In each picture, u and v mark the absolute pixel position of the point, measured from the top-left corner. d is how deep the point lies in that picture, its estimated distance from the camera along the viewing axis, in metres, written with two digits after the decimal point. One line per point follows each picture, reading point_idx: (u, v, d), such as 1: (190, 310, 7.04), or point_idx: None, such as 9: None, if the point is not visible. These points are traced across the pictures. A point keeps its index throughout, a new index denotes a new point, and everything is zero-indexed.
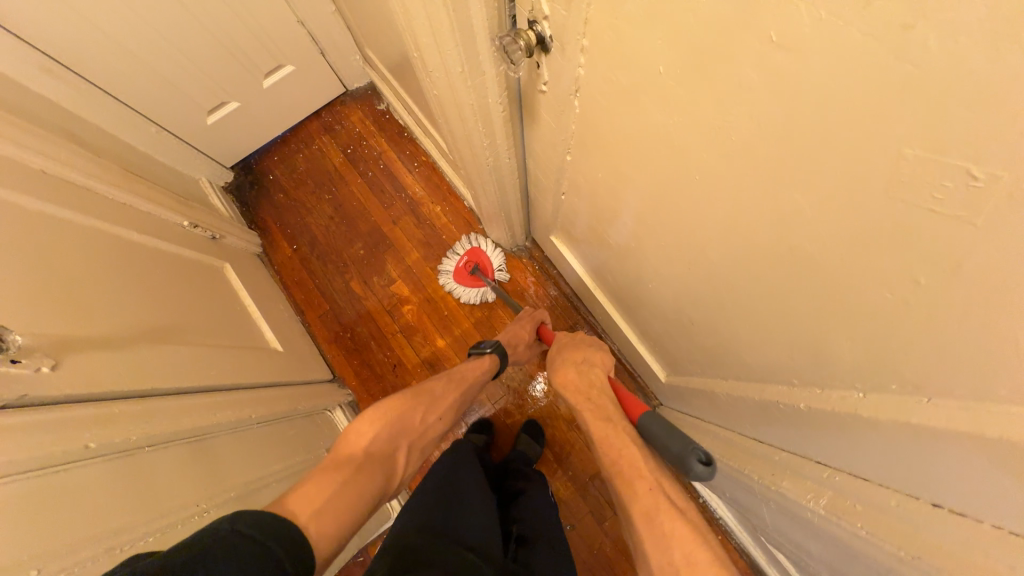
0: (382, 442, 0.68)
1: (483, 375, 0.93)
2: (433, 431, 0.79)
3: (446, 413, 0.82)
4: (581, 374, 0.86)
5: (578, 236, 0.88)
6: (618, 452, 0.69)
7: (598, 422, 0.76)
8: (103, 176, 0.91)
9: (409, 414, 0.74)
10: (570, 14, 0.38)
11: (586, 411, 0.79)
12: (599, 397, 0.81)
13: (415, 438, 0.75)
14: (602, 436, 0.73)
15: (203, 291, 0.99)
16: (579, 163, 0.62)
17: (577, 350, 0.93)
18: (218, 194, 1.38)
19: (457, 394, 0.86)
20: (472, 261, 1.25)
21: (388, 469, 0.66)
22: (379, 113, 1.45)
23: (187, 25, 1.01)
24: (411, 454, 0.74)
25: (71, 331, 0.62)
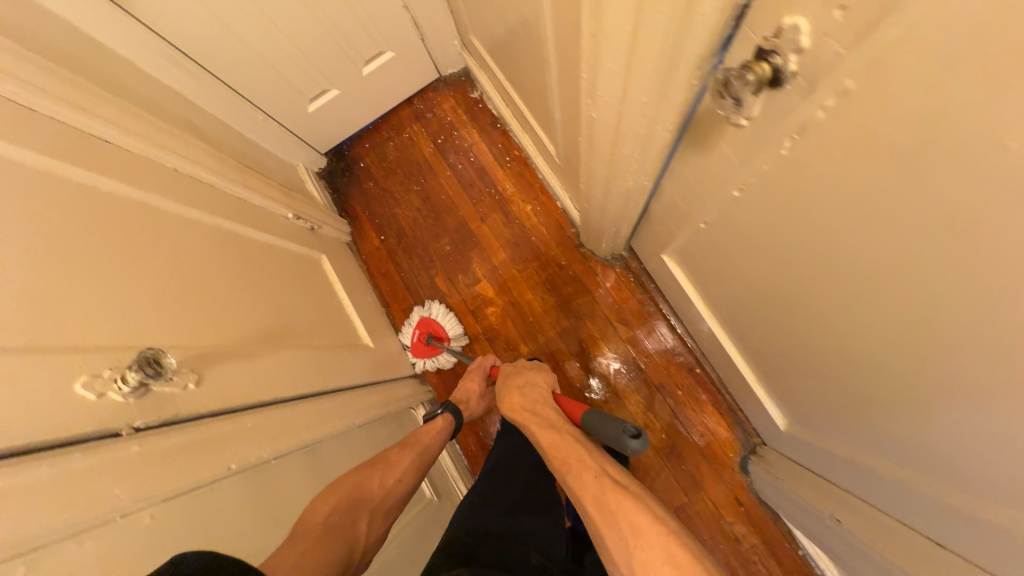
0: (340, 514, 0.61)
1: (438, 436, 0.87)
2: (397, 498, 0.71)
3: (407, 475, 0.74)
4: (525, 395, 0.83)
5: (704, 264, 0.79)
6: (564, 451, 0.65)
7: (544, 429, 0.72)
8: (222, 171, 0.93)
9: (362, 481, 0.67)
10: (850, 54, 0.29)
11: (530, 422, 0.76)
12: (543, 409, 0.78)
13: (375, 504, 0.66)
14: (549, 444, 0.68)
15: (305, 287, 1.01)
16: (750, 201, 0.52)
17: (517, 375, 0.91)
18: (313, 181, 1.40)
19: (414, 454, 0.79)
20: (425, 332, 1.24)
21: (352, 534, 0.59)
22: (471, 101, 1.39)
23: (300, 11, 0.99)
24: (375, 525, 0.65)
25: (206, 342, 0.63)
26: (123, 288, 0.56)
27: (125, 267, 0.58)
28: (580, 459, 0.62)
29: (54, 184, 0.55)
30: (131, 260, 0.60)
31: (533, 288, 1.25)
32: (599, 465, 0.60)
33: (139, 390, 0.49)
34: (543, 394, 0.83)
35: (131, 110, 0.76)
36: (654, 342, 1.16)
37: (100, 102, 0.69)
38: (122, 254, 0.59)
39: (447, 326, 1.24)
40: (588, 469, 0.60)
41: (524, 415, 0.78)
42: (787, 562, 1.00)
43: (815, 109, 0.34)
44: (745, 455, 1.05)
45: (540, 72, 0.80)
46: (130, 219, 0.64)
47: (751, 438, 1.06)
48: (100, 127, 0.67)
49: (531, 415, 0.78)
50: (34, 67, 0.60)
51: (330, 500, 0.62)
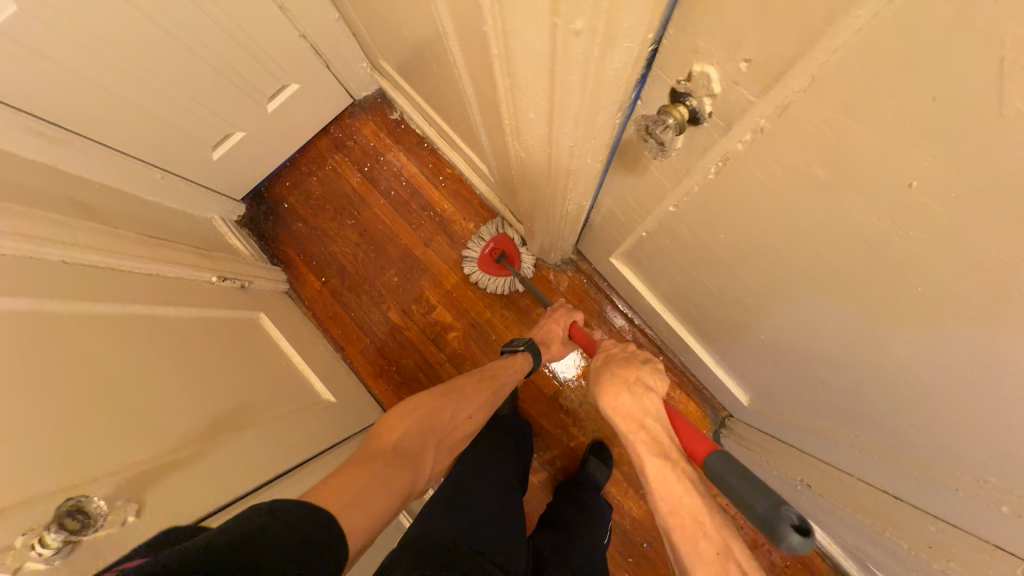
0: (412, 440, 0.66)
1: (516, 375, 0.86)
2: (463, 430, 0.76)
3: (478, 412, 0.78)
4: (636, 398, 0.65)
5: (652, 265, 0.81)
6: (679, 502, 0.55)
7: (654, 462, 0.58)
8: (126, 248, 0.83)
9: (435, 413, 0.71)
10: (760, 100, 0.30)
11: (637, 446, 0.61)
12: (656, 428, 0.62)
13: (445, 436, 0.72)
14: (656, 483, 0.57)
15: (249, 356, 0.94)
16: (686, 216, 0.54)
17: (630, 363, 0.72)
18: (234, 232, 1.29)
19: (487, 395, 0.80)
20: (498, 249, 1.19)
21: (418, 466, 0.65)
22: (392, 123, 1.34)
23: (187, 60, 0.89)
24: (440, 454, 0.71)
25: (144, 459, 0.57)
26: (17, 426, 0.48)
27: (18, 400, 0.49)
28: (696, 517, 0.53)
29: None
30: (25, 390, 0.51)
31: (492, 306, 1.23)
32: (722, 537, 0.52)
33: (64, 549, 0.43)
34: (659, 402, 0.64)
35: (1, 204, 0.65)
36: (609, 331, 1.19)
37: None
38: (11, 384, 0.50)
39: (524, 253, 1.19)
40: (708, 540, 0.52)
41: (629, 428, 0.63)
42: None
43: (735, 143, 0.36)
44: (716, 429, 1.12)
45: (458, 99, 0.77)
46: (16, 338, 0.54)
47: (719, 412, 1.13)
48: None
49: (642, 436, 0.61)
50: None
51: (405, 425, 0.67)
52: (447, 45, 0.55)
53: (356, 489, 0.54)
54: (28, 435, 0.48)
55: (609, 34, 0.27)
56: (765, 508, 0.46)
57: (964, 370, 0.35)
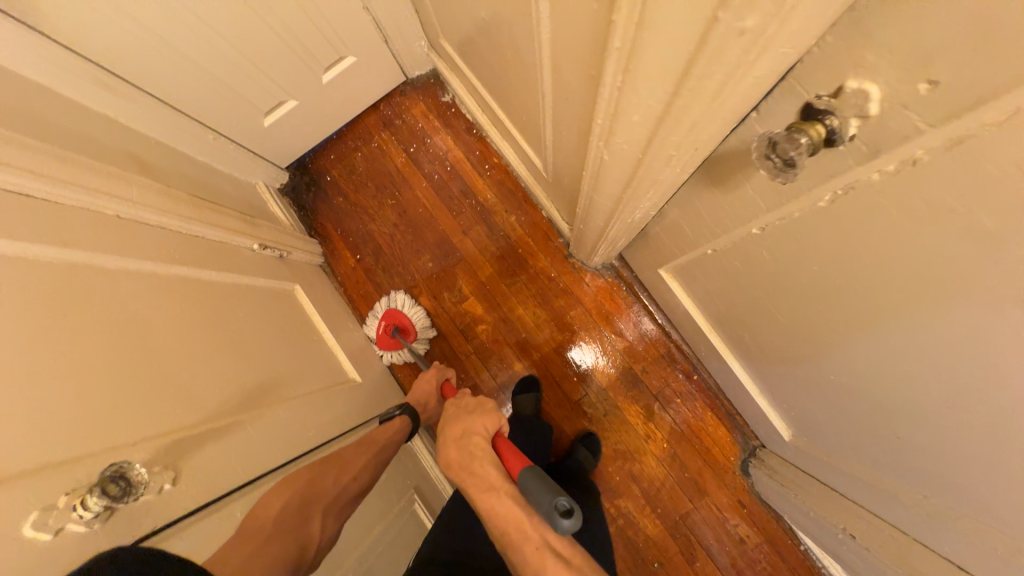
0: (291, 509, 0.60)
1: (395, 437, 0.84)
2: (352, 495, 0.69)
3: (363, 475, 0.72)
4: (462, 448, 0.67)
5: (709, 284, 0.76)
6: (505, 517, 0.57)
7: (485, 497, 0.60)
8: (177, 210, 0.83)
9: (319, 474, 0.66)
10: (930, 131, 0.26)
11: (468, 488, 0.62)
12: (481, 466, 0.64)
13: (332, 501, 0.65)
14: (487, 516, 0.58)
15: (283, 328, 0.94)
16: (772, 240, 0.49)
17: (451, 417, 0.75)
18: (276, 199, 1.29)
19: (370, 455, 0.76)
20: (391, 324, 1.20)
21: (307, 533, 0.59)
22: (444, 106, 1.31)
23: (250, 22, 0.88)
24: (331, 520, 0.63)
25: (182, 426, 0.57)
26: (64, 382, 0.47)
27: (66, 357, 0.49)
28: (519, 529, 0.56)
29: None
30: (72, 347, 0.51)
31: (523, 303, 1.20)
32: (540, 533, 0.55)
33: (104, 513, 0.43)
34: (483, 442, 0.67)
35: (64, 155, 0.65)
36: (642, 342, 1.15)
37: (24, 151, 0.59)
38: (60, 340, 0.50)
39: (412, 321, 1.20)
40: (529, 541, 0.54)
41: (462, 478, 0.64)
42: (789, 557, 1.04)
43: (870, 172, 0.31)
44: (745, 458, 1.08)
45: (525, 89, 0.74)
46: (69, 292, 0.54)
47: (749, 440, 1.08)
48: (24, 183, 0.57)
49: (471, 480, 0.63)
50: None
51: (284, 496, 0.60)
52: (534, 30, 0.51)
53: (240, 571, 0.48)
54: (73, 392, 0.48)
55: (778, 37, 0.23)
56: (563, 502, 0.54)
57: None
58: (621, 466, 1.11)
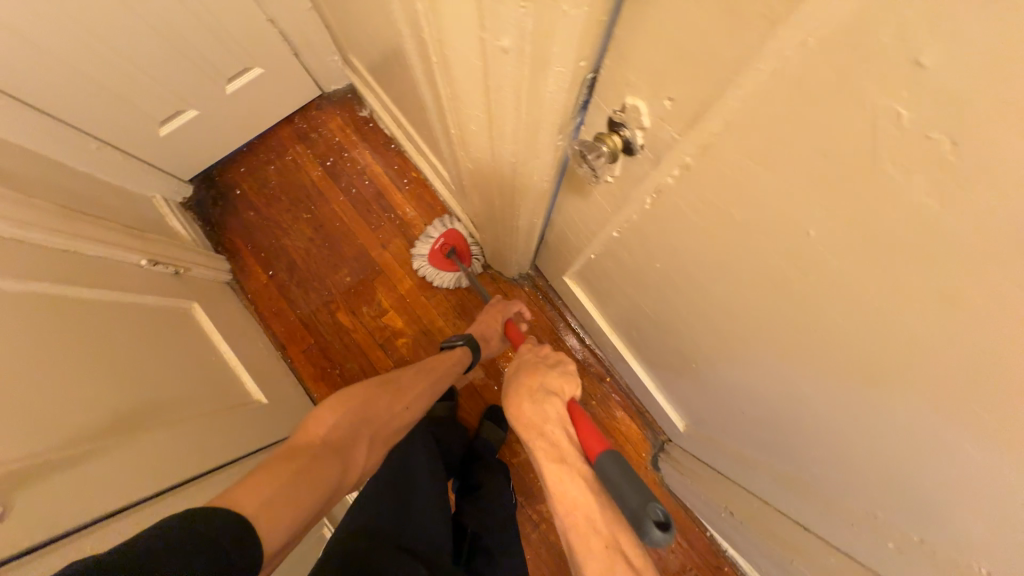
0: (342, 432, 0.62)
1: (455, 368, 0.86)
2: (401, 422, 0.73)
3: (414, 405, 0.76)
4: (537, 405, 0.72)
5: (601, 287, 0.82)
6: (570, 501, 0.59)
7: (551, 466, 0.63)
8: (43, 221, 0.76)
9: (374, 398, 0.70)
10: (683, 139, 0.31)
11: (538, 452, 0.66)
12: (555, 432, 0.67)
13: (382, 427, 0.69)
14: (552, 487, 0.61)
15: (174, 348, 0.87)
16: (627, 242, 0.55)
17: (534, 371, 0.78)
18: (176, 213, 1.21)
19: (429, 384, 0.80)
20: (448, 243, 1.15)
21: (350, 458, 0.61)
22: (361, 121, 1.31)
23: (136, 27, 0.84)
24: (374, 450, 0.67)
25: (22, 456, 0.51)
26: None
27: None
28: (588, 510, 0.58)
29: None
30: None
31: (444, 315, 1.21)
32: (612, 528, 0.56)
33: None
34: (560, 407, 0.70)
35: None
36: (561, 349, 1.20)
37: None
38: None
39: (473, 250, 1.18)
40: (597, 534, 0.56)
41: (532, 435, 0.69)
42: (698, 546, 1.10)
43: (664, 177, 0.37)
44: (655, 453, 1.14)
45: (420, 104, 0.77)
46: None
47: (659, 436, 1.15)
48: None
49: (542, 444, 0.66)
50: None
51: (333, 418, 0.63)
52: (405, 46, 0.54)
53: None
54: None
55: (544, 55, 0.27)
56: (637, 504, 0.53)
57: (859, 413, 0.37)
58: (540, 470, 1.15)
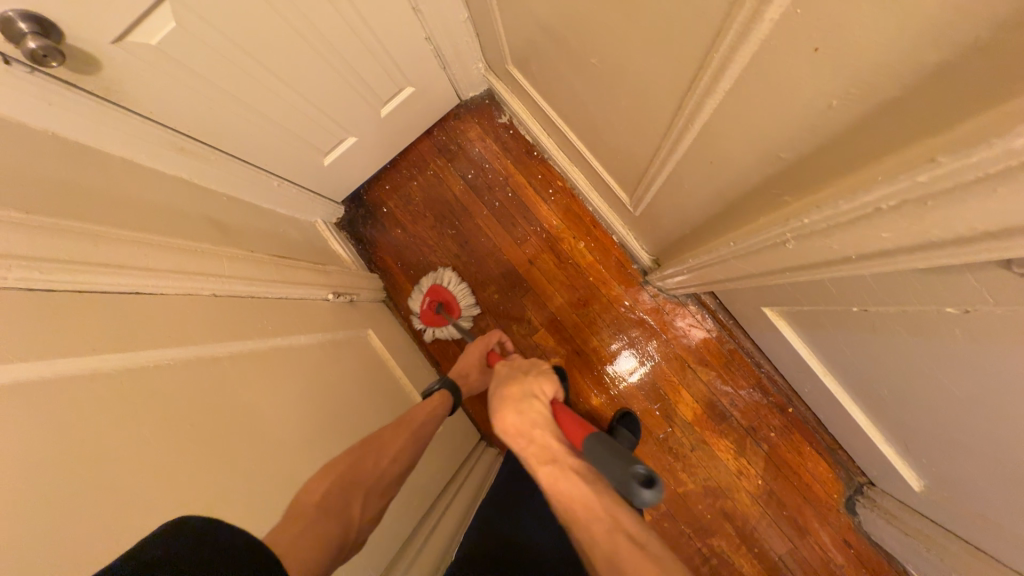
0: (337, 496, 0.59)
1: (436, 413, 0.84)
2: (392, 477, 0.69)
3: (402, 454, 0.72)
4: (522, 414, 0.65)
5: (837, 333, 0.70)
6: (571, 497, 0.53)
7: (545, 468, 0.58)
8: (263, 274, 0.81)
9: (357, 457, 0.65)
10: None
11: (529, 458, 0.60)
12: (542, 436, 0.62)
13: (370, 486, 0.64)
14: (549, 486, 0.56)
15: (366, 382, 0.92)
16: (980, 323, 0.42)
17: (512, 380, 0.73)
18: (335, 236, 1.27)
19: (408, 432, 0.76)
20: (435, 301, 1.19)
21: (348, 518, 0.58)
22: (500, 129, 1.25)
23: (312, 63, 0.82)
24: (368, 508, 0.63)
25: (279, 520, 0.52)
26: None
27: (162, 486, 0.46)
28: (587, 504, 0.52)
29: (59, 400, 0.42)
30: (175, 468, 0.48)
31: (597, 334, 1.15)
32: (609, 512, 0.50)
33: None
34: (541, 411, 0.65)
35: (166, 242, 0.64)
36: (732, 373, 1.08)
37: (135, 248, 0.58)
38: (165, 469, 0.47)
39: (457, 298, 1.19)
40: (600, 521, 0.50)
41: (517, 444, 0.63)
42: None
43: None
44: (850, 495, 1.01)
45: (625, 132, 0.67)
46: (167, 403, 0.51)
47: (855, 476, 1.02)
48: (140, 283, 0.57)
49: (528, 446, 0.61)
50: (20, 229, 0.46)
51: (324, 479, 0.59)
52: (685, 92, 0.45)
53: None
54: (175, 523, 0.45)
55: None
56: (621, 474, 0.49)
57: None
58: (713, 503, 1.06)
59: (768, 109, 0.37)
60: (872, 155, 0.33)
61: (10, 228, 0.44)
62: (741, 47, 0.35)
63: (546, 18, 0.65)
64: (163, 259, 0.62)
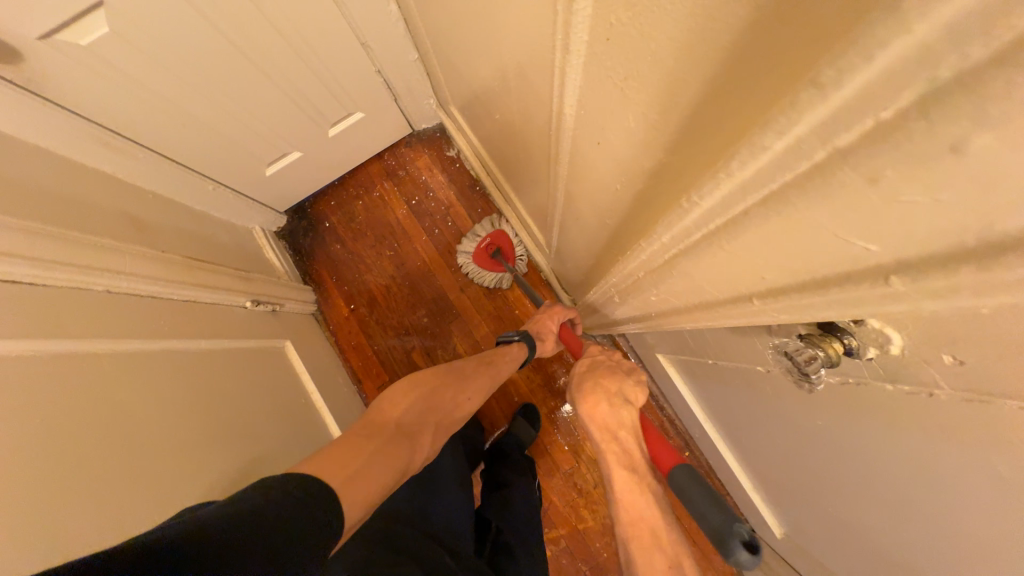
0: (411, 418, 0.67)
1: (511, 368, 0.89)
2: (462, 412, 0.77)
3: (478, 395, 0.80)
4: (613, 413, 0.70)
5: (707, 379, 0.77)
6: (640, 515, 0.61)
7: (619, 472, 0.65)
8: (173, 275, 0.81)
9: (440, 388, 0.74)
10: (949, 386, 0.26)
11: (610, 458, 0.67)
12: (628, 440, 0.68)
13: (446, 413, 0.74)
14: (622, 497, 0.63)
15: (270, 393, 0.91)
16: (776, 383, 0.49)
17: (611, 376, 0.76)
18: (272, 244, 1.27)
19: (488, 378, 0.83)
20: (493, 244, 1.16)
21: (417, 442, 0.65)
22: (447, 161, 1.31)
23: (256, 81, 0.87)
24: (439, 432, 0.71)
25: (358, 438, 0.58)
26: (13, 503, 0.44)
27: (4, 475, 0.45)
28: (653, 527, 0.60)
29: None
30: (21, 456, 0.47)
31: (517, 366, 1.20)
32: (674, 549, 0.58)
33: None
34: (633, 413, 0.69)
35: (65, 234, 0.64)
36: None
37: (25, 237, 0.58)
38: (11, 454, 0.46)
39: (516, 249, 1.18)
40: (660, 547, 0.58)
41: (607, 443, 0.69)
42: None
43: (885, 384, 0.32)
44: None
45: (530, 181, 0.74)
46: (23, 390, 0.50)
47: None
48: (22, 271, 0.56)
49: (612, 448, 0.68)
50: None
51: (407, 402, 0.69)
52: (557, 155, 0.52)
53: None
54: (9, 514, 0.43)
55: None
56: (717, 523, 0.50)
57: None
58: (609, 541, 1.11)
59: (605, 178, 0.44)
60: (654, 230, 0.39)
61: None
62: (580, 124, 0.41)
63: (466, 73, 0.72)
64: (55, 250, 0.62)
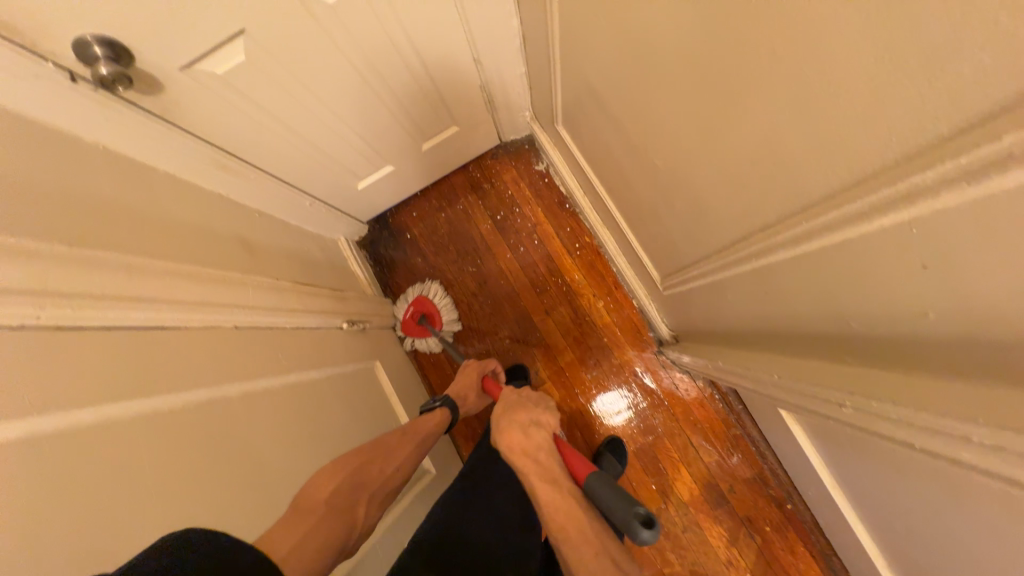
0: (343, 491, 0.62)
1: (438, 429, 0.86)
2: (394, 483, 0.72)
3: (405, 463, 0.75)
4: (528, 432, 0.67)
5: (854, 456, 0.69)
6: (567, 518, 0.56)
7: (545, 486, 0.60)
8: (283, 303, 0.80)
9: (365, 460, 0.68)
10: None
11: (530, 471, 0.62)
12: (545, 456, 0.64)
13: (372, 486, 0.67)
14: (549, 507, 0.58)
15: (368, 421, 0.90)
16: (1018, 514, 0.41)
17: (524, 402, 0.73)
18: (355, 255, 1.26)
19: (415, 445, 0.79)
20: (419, 310, 1.20)
21: (353, 515, 0.60)
22: (536, 175, 1.25)
23: (366, 99, 0.83)
24: (371, 510, 0.66)
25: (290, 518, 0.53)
26: None
27: None
28: (582, 532, 0.54)
29: (74, 452, 0.40)
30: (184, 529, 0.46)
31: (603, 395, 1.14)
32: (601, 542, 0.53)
33: None
34: (548, 437, 0.66)
35: (200, 272, 0.63)
36: (733, 458, 1.07)
37: (169, 281, 0.57)
38: None
39: (444, 311, 1.20)
40: (587, 545, 0.52)
41: (523, 459, 0.64)
42: None
43: None
44: None
45: (676, 225, 0.67)
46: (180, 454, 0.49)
47: None
48: (169, 317, 0.56)
49: (534, 467, 0.63)
50: (55, 262, 0.45)
51: (337, 475, 0.62)
52: (777, 220, 0.45)
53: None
54: None
55: None
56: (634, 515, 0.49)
57: None
58: None
59: (885, 264, 0.37)
60: None
61: (57, 266, 0.45)
62: (865, 208, 0.35)
63: (614, 104, 0.65)
64: (194, 290, 0.61)
